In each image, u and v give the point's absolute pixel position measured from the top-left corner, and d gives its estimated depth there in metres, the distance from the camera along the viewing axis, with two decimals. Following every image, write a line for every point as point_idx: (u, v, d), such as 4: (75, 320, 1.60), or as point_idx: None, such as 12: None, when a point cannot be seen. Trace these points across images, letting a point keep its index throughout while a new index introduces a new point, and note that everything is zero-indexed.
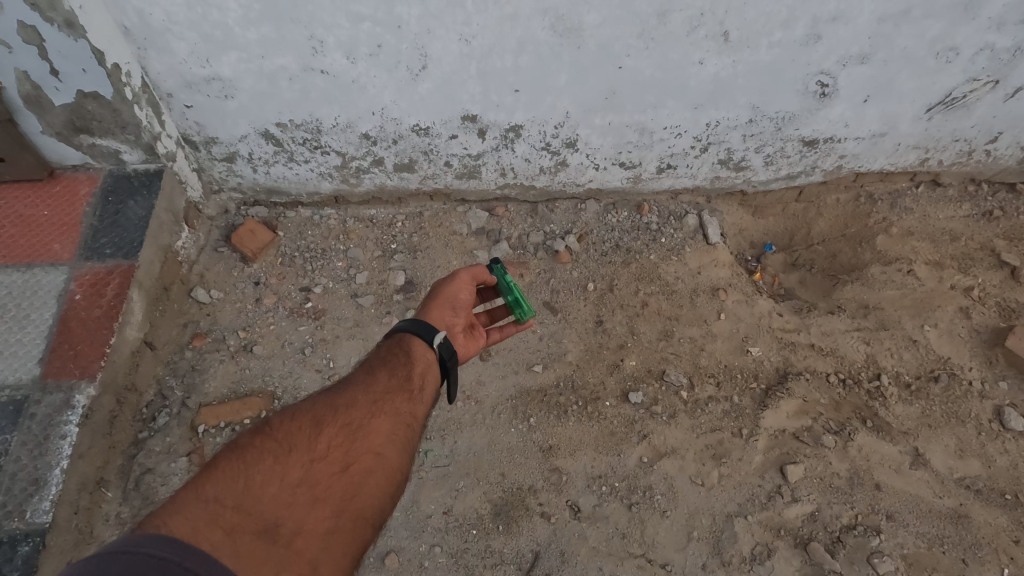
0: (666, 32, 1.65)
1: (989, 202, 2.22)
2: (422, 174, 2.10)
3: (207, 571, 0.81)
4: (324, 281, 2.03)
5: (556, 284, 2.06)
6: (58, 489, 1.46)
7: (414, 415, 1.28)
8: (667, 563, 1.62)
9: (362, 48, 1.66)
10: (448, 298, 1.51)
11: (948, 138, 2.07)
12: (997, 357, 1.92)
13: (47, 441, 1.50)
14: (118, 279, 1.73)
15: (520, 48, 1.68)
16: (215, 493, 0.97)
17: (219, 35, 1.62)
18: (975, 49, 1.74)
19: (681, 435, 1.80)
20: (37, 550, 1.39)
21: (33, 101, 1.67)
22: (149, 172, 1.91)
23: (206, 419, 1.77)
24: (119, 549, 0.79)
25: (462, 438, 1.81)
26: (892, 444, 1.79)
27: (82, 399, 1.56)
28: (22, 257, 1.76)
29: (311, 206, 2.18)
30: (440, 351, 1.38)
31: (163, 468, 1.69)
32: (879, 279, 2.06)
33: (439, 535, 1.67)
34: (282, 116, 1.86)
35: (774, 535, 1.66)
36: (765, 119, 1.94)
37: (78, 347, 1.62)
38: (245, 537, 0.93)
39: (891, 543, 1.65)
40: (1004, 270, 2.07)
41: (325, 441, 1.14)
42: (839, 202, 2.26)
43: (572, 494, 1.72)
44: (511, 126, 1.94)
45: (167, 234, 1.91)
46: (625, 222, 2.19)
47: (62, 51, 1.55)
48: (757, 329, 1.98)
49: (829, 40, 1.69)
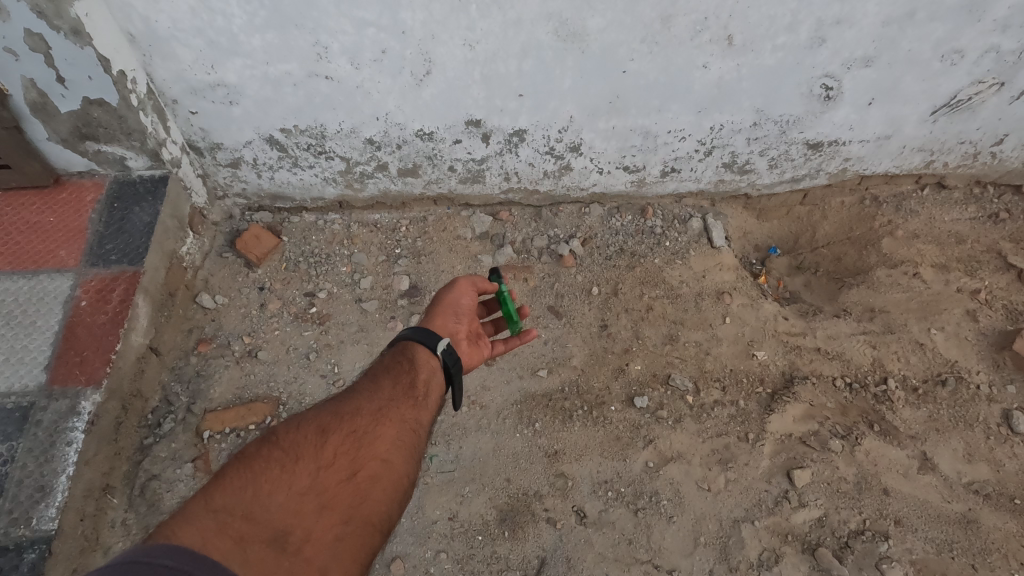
0: (669, 36, 1.65)
1: (994, 204, 2.22)
2: (426, 179, 2.10)
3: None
4: (329, 286, 2.03)
5: (560, 288, 2.05)
6: (64, 495, 1.46)
7: (418, 422, 1.28)
8: (673, 568, 1.62)
9: (366, 54, 1.66)
10: (450, 305, 1.53)
11: (953, 139, 2.06)
12: (1005, 360, 1.90)
13: (53, 448, 1.50)
14: (124, 284, 1.73)
15: (523, 53, 1.68)
16: (224, 503, 0.97)
17: (223, 42, 1.63)
18: (981, 51, 1.73)
19: (687, 440, 1.79)
20: (43, 557, 1.39)
21: (39, 108, 1.68)
22: (155, 178, 1.91)
23: (212, 425, 1.77)
24: (132, 558, 0.79)
25: (468, 443, 1.80)
26: (899, 449, 1.78)
27: (88, 406, 1.56)
28: (28, 263, 1.76)
29: (316, 210, 2.19)
30: (444, 359, 1.37)
31: (169, 474, 1.68)
32: (885, 281, 2.05)
33: (445, 541, 1.67)
34: (287, 121, 1.86)
35: (782, 540, 1.65)
36: (769, 122, 1.94)
37: (83, 354, 1.62)
38: (254, 546, 0.93)
39: (900, 548, 1.64)
40: (1010, 273, 2.06)
41: (331, 449, 1.14)
42: (843, 204, 2.25)
43: (578, 499, 1.71)
44: (515, 130, 1.94)
45: (172, 240, 1.91)
46: (630, 226, 2.18)
47: (68, 58, 1.56)
48: (763, 333, 1.97)
49: (833, 44, 1.68)
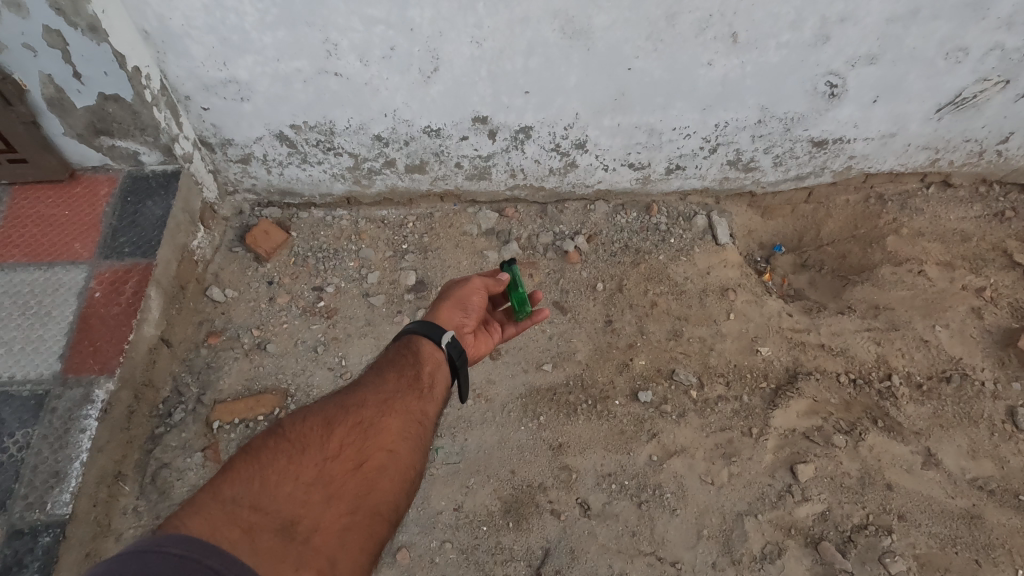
0: (674, 33, 1.67)
1: (1000, 203, 2.22)
2: (433, 176, 2.13)
3: (229, 570, 0.82)
4: (336, 281, 2.06)
5: (565, 284, 2.07)
6: (78, 480, 1.50)
7: (424, 414, 1.30)
8: (677, 561, 1.62)
9: (375, 50, 1.69)
10: (459, 299, 1.55)
11: (958, 138, 2.07)
12: (1010, 358, 1.90)
13: (69, 435, 1.54)
14: (137, 276, 1.76)
15: (530, 51, 1.71)
16: (232, 494, 0.99)
17: (235, 39, 1.66)
18: (985, 49, 1.74)
19: (690, 434, 1.80)
20: (57, 541, 1.42)
21: (56, 103, 1.72)
22: (166, 173, 1.94)
23: (220, 416, 1.80)
24: (141, 549, 0.80)
25: (473, 436, 1.82)
26: (903, 444, 1.78)
27: (102, 394, 1.59)
28: (45, 255, 1.80)
29: (324, 206, 2.22)
30: (449, 351, 1.41)
31: (179, 463, 1.72)
32: (889, 279, 2.06)
33: (450, 531, 1.69)
34: (297, 118, 1.90)
35: (784, 534, 1.65)
36: (774, 120, 1.95)
37: (98, 344, 1.65)
38: (263, 536, 0.94)
39: (903, 543, 1.64)
40: (1016, 271, 2.06)
41: (338, 440, 1.16)
42: (848, 202, 2.26)
43: (582, 492, 1.73)
44: (521, 127, 1.96)
45: (184, 233, 1.95)
46: (635, 223, 2.20)
47: (84, 54, 1.59)
48: (767, 329, 1.98)
49: (838, 41, 1.69)
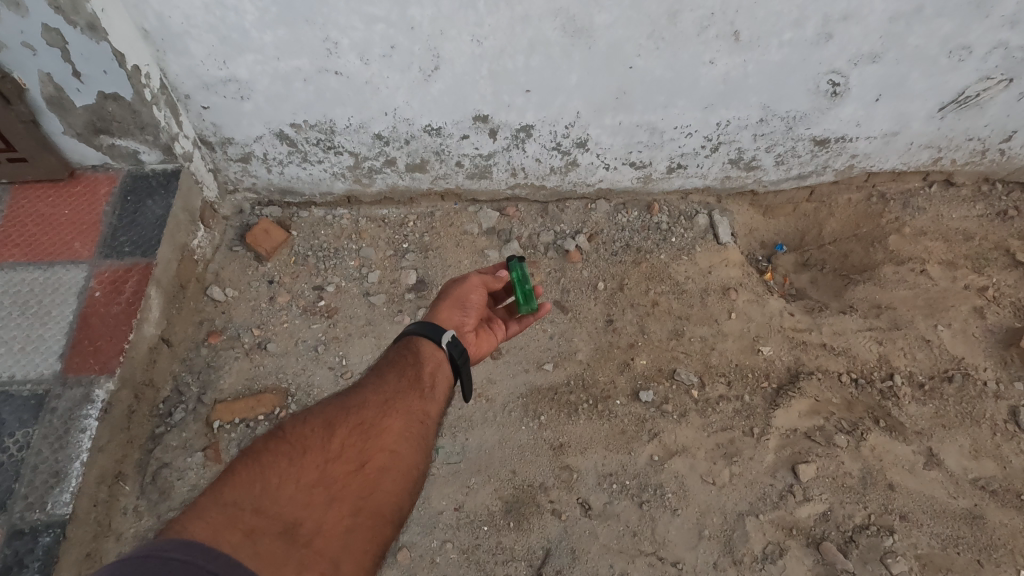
0: (676, 32, 1.66)
1: (1003, 202, 2.21)
2: (433, 174, 2.12)
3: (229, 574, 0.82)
4: (337, 280, 2.05)
5: (566, 283, 2.07)
6: (79, 480, 1.49)
7: (425, 413, 1.30)
8: (678, 561, 1.62)
9: (375, 49, 1.68)
10: (458, 298, 1.54)
11: (961, 136, 2.06)
12: (1013, 358, 1.90)
13: (69, 435, 1.53)
14: (137, 275, 1.76)
15: (531, 49, 1.70)
16: (234, 497, 0.98)
17: (235, 38, 1.65)
18: (989, 47, 1.73)
19: (691, 433, 1.80)
20: (58, 541, 1.42)
21: (55, 102, 1.71)
22: (166, 172, 1.94)
23: (221, 415, 1.79)
24: (141, 554, 0.80)
25: (474, 436, 1.82)
26: (905, 444, 1.78)
27: (102, 394, 1.59)
28: (44, 255, 1.79)
29: (324, 205, 2.21)
30: (450, 351, 1.40)
31: (180, 462, 1.71)
32: (891, 278, 2.06)
33: (451, 531, 1.68)
34: (297, 117, 1.89)
35: (785, 534, 1.65)
36: (776, 119, 1.94)
37: (98, 343, 1.65)
38: (265, 539, 0.94)
39: (905, 543, 1.64)
40: (1018, 270, 2.05)
41: (339, 441, 1.15)
42: (850, 201, 2.25)
43: (583, 492, 1.72)
44: (522, 125, 1.95)
45: (184, 233, 1.94)
46: (636, 222, 2.19)
47: (83, 53, 1.58)
48: (768, 328, 1.98)
49: (840, 39, 1.68)
